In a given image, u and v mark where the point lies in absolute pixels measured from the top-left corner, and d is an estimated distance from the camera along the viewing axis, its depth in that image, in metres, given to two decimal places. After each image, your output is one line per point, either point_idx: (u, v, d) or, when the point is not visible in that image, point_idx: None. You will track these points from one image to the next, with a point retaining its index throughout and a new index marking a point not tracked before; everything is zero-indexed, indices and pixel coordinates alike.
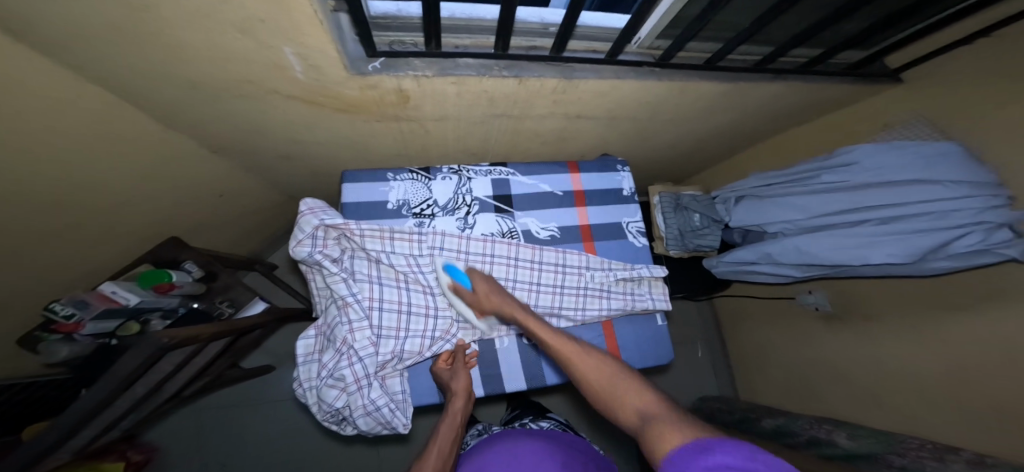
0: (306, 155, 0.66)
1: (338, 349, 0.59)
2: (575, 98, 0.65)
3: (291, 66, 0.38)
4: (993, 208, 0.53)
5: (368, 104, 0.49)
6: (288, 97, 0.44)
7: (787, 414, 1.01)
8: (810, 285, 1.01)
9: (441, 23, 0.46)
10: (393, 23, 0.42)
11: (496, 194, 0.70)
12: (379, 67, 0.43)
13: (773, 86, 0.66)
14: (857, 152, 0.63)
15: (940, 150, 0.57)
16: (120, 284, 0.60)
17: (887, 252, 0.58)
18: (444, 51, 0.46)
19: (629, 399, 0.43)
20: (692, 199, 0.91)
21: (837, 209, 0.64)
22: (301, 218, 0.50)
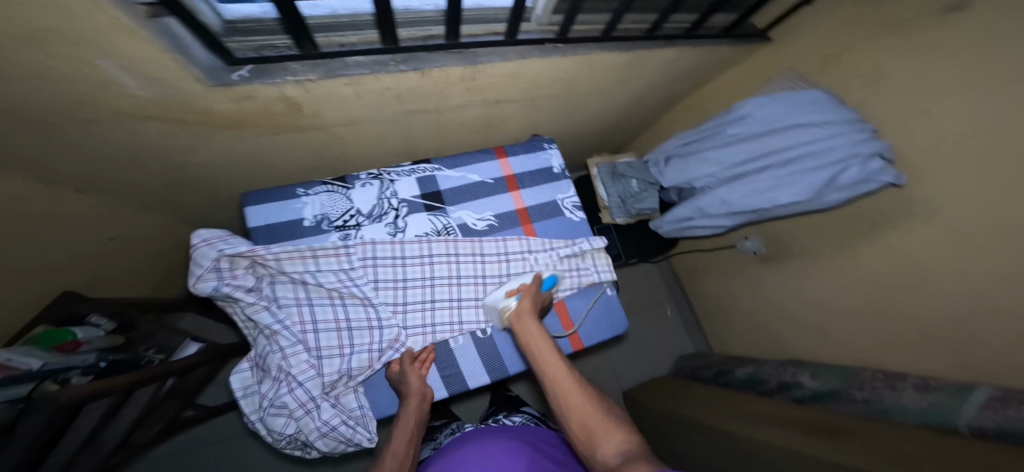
0: (204, 176, 0.62)
1: (275, 377, 0.56)
2: (487, 83, 0.63)
3: (122, 82, 0.33)
4: (865, 141, 0.59)
5: (251, 115, 0.45)
6: (141, 117, 0.39)
7: (755, 361, 1.10)
8: (745, 232, 1.08)
9: (320, 22, 0.42)
10: (255, 27, 0.38)
11: (423, 193, 0.68)
12: (247, 76, 0.39)
13: (667, 51, 0.70)
14: (749, 106, 0.70)
15: (809, 97, 0.65)
16: (16, 349, 0.53)
17: (788, 192, 0.63)
18: (323, 51, 0.42)
19: (609, 446, 0.42)
20: (627, 167, 0.96)
21: (743, 160, 0.70)
22: (195, 251, 0.50)
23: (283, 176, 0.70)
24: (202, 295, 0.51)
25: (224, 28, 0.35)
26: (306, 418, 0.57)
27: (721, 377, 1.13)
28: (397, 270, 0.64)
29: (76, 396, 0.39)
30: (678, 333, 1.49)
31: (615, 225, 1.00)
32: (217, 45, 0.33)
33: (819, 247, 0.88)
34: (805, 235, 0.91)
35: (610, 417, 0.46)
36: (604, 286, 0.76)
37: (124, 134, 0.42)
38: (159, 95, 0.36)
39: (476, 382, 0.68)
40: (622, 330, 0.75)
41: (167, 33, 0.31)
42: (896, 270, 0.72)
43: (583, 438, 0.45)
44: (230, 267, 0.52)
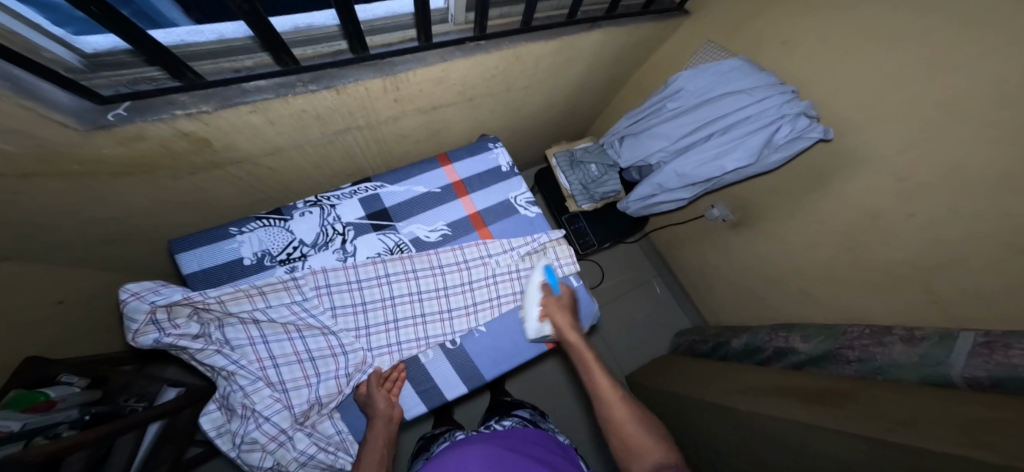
0: (140, 224, 0.62)
1: (242, 415, 0.55)
2: (416, 90, 0.62)
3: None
4: (792, 101, 0.60)
5: (154, 156, 0.45)
6: (29, 177, 0.39)
7: (748, 329, 1.08)
8: (713, 201, 1.07)
9: (207, 48, 0.41)
10: (122, 61, 0.38)
11: (369, 214, 0.67)
12: (124, 114, 0.38)
13: (593, 34, 0.69)
14: (682, 79, 0.69)
15: (734, 64, 0.65)
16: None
17: (733, 158, 0.63)
18: (212, 80, 0.42)
19: (646, 460, 0.44)
20: (585, 153, 0.94)
21: (687, 131, 0.69)
22: (126, 305, 0.49)
23: (225, 210, 0.70)
24: (145, 348, 0.50)
25: (86, 64, 0.36)
26: (282, 450, 0.56)
27: (719, 349, 1.12)
28: (353, 293, 0.63)
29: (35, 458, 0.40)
30: (671, 309, 1.48)
31: (581, 211, 1.00)
32: (72, 85, 0.32)
33: (779, 206, 0.88)
34: (767, 197, 0.90)
35: (649, 430, 0.48)
36: (569, 278, 0.75)
37: (19, 195, 0.41)
38: (28, 148, 0.35)
39: (453, 392, 0.67)
40: (595, 322, 0.75)
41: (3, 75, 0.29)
42: (860, 220, 0.71)
43: (624, 444, 0.48)
44: (168, 317, 0.51)
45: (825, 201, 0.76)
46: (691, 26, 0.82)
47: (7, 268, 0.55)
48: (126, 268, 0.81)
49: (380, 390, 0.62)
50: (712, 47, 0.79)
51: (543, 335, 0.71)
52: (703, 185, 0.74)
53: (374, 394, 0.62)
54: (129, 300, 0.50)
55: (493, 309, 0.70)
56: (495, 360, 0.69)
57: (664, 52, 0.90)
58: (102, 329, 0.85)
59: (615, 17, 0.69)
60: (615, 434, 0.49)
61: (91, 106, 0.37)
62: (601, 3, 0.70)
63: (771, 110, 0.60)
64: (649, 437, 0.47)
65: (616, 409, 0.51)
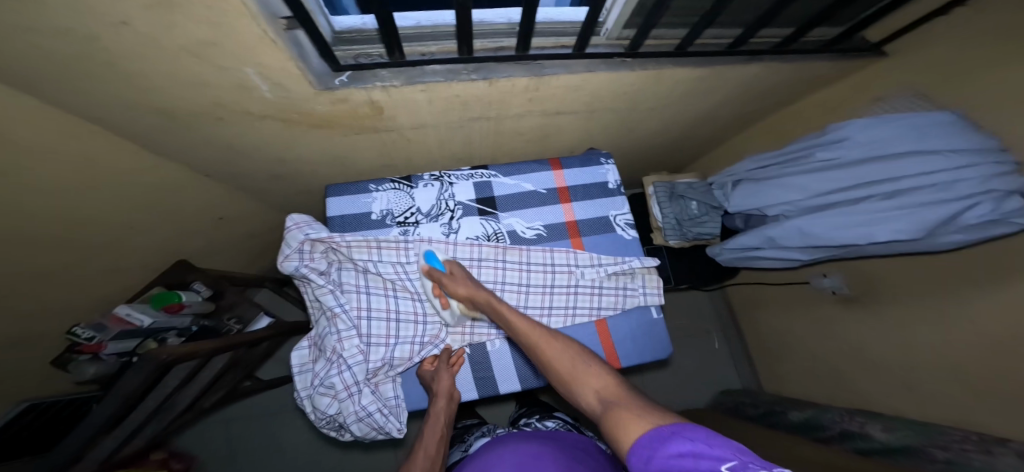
0: (298, 172, 0.76)
1: (329, 358, 0.59)
2: (550, 94, 0.64)
3: (258, 85, 0.45)
4: (1000, 176, 0.50)
5: (344, 115, 0.57)
6: (264, 117, 0.54)
7: (818, 405, 0.94)
8: (823, 268, 0.95)
9: (410, 31, 0.50)
10: (358, 38, 0.49)
11: (478, 198, 0.71)
12: (345, 81, 0.50)
13: (750, 67, 0.68)
14: (849, 127, 0.62)
15: (931, 120, 0.57)
16: (135, 307, 0.68)
17: (894, 228, 0.55)
18: (408, 60, 0.51)
19: (591, 391, 0.45)
20: (688, 187, 0.90)
21: (836, 187, 0.62)
22: (288, 232, 0.59)
23: (360, 169, 0.80)
24: (286, 273, 0.59)
25: (336, 39, 0.48)
26: (348, 401, 0.59)
27: (771, 416, 1.00)
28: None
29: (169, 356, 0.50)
30: (727, 371, 1.34)
31: (666, 246, 0.95)
32: (325, 51, 0.44)
33: (909, 288, 0.75)
34: (895, 276, 0.78)
35: (587, 365, 0.48)
36: (649, 309, 0.71)
37: (243, 124, 0.54)
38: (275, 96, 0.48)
39: (506, 387, 0.67)
40: (664, 355, 0.69)
41: (294, 42, 0.42)
42: (999, 323, 0.60)
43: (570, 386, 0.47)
44: (310, 250, 0.60)
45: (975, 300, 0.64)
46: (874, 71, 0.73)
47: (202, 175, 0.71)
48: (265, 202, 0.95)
49: (446, 371, 0.63)
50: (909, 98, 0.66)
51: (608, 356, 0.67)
52: (831, 249, 0.66)
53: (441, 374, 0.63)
54: (290, 229, 0.59)
55: (566, 317, 0.66)
56: None
57: (822, 95, 0.84)
58: (241, 251, 1.01)
59: (781, 54, 0.66)
60: (557, 375, 0.49)
61: (329, 72, 0.49)
62: (775, 37, 0.67)
63: (964, 182, 0.52)
64: (592, 368, 0.47)
65: (556, 354, 0.50)
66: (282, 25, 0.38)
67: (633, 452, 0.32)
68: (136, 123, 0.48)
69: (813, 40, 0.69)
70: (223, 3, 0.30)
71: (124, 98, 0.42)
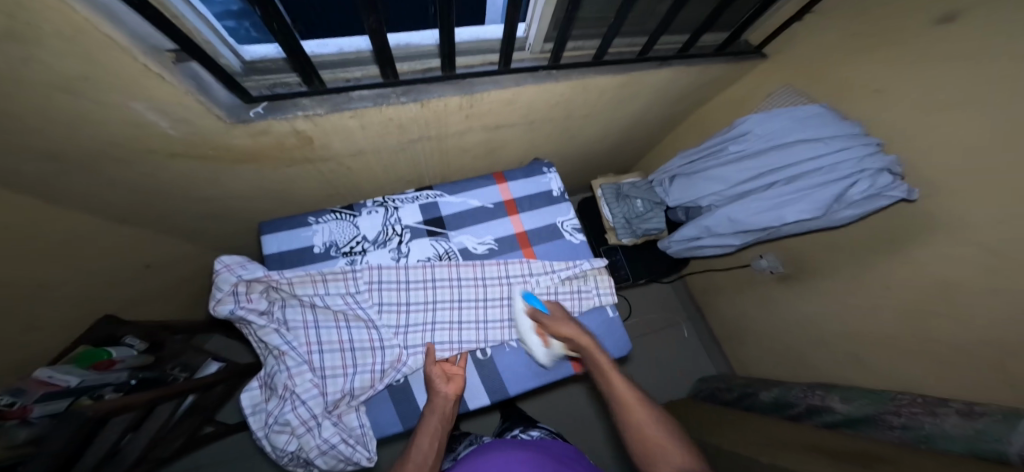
0: (233, 207, 0.73)
1: (282, 395, 0.55)
2: (485, 110, 0.66)
3: (156, 121, 0.44)
4: (871, 155, 0.57)
5: (271, 148, 0.56)
6: (180, 156, 0.52)
7: (782, 382, 0.98)
8: (761, 250, 1.02)
9: (330, 59, 0.52)
10: (270, 67, 0.50)
11: (426, 219, 0.71)
12: (261, 112, 0.49)
13: (661, 72, 0.74)
14: (750, 122, 0.69)
15: (813, 111, 0.65)
16: (56, 368, 0.57)
17: (798, 209, 0.61)
18: (330, 87, 0.52)
19: (668, 465, 0.42)
20: (631, 187, 0.96)
21: (749, 176, 0.68)
22: (216, 276, 0.55)
23: (303, 199, 0.78)
24: (219, 317, 0.54)
25: (244, 68, 0.48)
26: (308, 435, 0.55)
27: (745, 398, 1.04)
28: (401, 293, 0.64)
29: (103, 411, 0.43)
30: (699, 357, 1.39)
31: (621, 245, 0.99)
32: (231, 83, 0.44)
33: (834, 259, 0.83)
34: (819, 249, 0.85)
35: (673, 438, 0.45)
36: (605, 308, 0.73)
37: (158, 165, 0.52)
38: (185, 133, 0.47)
39: (475, 403, 0.64)
40: (626, 350, 0.72)
41: (190, 76, 0.41)
42: (926, 284, 0.65)
43: (648, 459, 0.44)
44: (246, 291, 0.56)
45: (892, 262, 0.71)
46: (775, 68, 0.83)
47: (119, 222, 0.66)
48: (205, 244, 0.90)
49: (434, 365, 0.60)
50: (791, 90, 0.78)
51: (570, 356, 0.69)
52: (756, 233, 0.72)
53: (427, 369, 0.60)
54: (220, 272, 0.55)
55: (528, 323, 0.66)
56: (523, 379, 0.67)
57: (733, 93, 0.93)
58: (179, 295, 0.95)
59: (687, 58, 0.73)
60: (636, 442, 0.46)
61: (240, 104, 0.49)
62: (673, 44, 0.74)
63: (844, 163, 0.59)
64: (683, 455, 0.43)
65: (654, 425, 0.46)
66: (168, 57, 0.38)
67: None
68: (30, 178, 0.45)
69: (709, 45, 0.77)
70: (86, 39, 0.29)
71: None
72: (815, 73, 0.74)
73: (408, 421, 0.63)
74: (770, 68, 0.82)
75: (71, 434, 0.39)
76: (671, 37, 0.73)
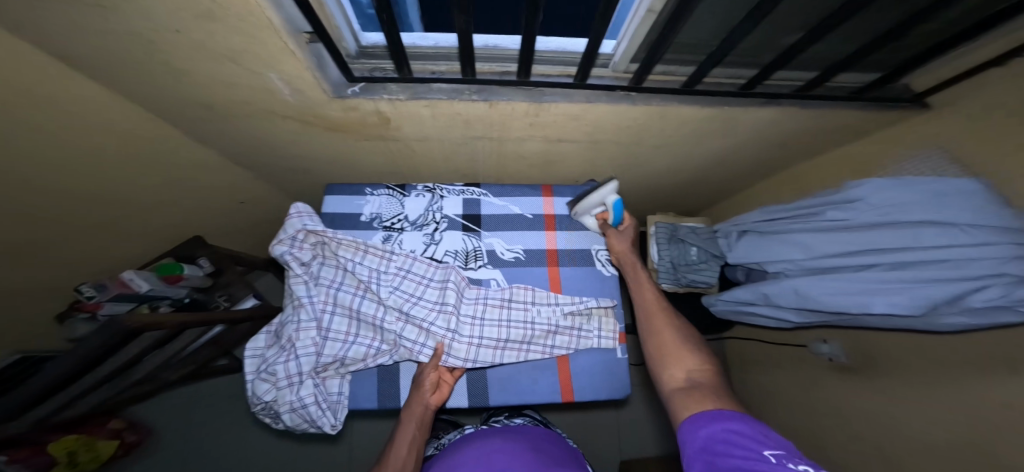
0: (310, 167, 0.83)
1: (282, 345, 0.59)
2: (550, 121, 0.66)
3: (281, 90, 0.52)
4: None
5: (354, 124, 0.62)
6: (284, 118, 0.60)
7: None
8: (824, 333, 0.84)
9: (424, 51, 0.55)
10: (377, 52, 0.54)
11: (465, 214, 0.72)
12: (357, 92, 0.55)
13: (766, 110, 0.67)
14: (864, 187, 0.58)
15: (958, 187, 0.50)
16: (139, 273, 0.73)
17: (889, 300, 0.50)
18: (415, 76, 0.55)
19: (678, 371, 0.49)
20: (690, 232, 0.87)
21: (840, 250, 0.59)
22: (288, 219, 0.60)
23: (368, 173, 0.85)
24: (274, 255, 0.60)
25: (358, 51, 0.54)
26: (287, 390, 0.57)
27: None
28: (420, 281, 0.62)
29: (138, 323, 0.49)
30: None
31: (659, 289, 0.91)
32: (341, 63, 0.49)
33: (899, 361, 0.66)
34: (886, 347, 0.69)
35: (689, 344, 0.52)
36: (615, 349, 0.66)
37: (259, 118, 0.61)
38: (298, 100, 0.55)
39: (453, 403, 0.62)
40: (621, 397, 0.64)
41: (315, 54, 0.48)
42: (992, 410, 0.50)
43: (664, 357, 0.51)
44: (303, 240, 0.61)
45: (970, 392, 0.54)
46: (905, 129, 0.70)
47: (222, 157, 0.78)
48: (283, 191, 1.01)
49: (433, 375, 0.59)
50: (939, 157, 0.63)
51: (561, 381, 0.63)
52: (827, 315, 0.61)
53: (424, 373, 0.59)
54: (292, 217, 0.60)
55: (519, 353, 0.62)
56: (507, 392, 0.63)
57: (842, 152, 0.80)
58: (250, 231, 1.09)
59: (805, 98, 0.65)
60: (652, 340, 0.54)
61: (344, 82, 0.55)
62: (790, 81, 0.66)
63: (980, 261, 0.46)
64: (687, 349, 0.51)
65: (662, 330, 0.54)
66: (305, 38, 0.44)
67: (682, 424, 0.41)
68: (163, 103, 0.56)
69: (841, 87, 0.67)
70: (252, 17, 0.36)
71: (145, 74, 0.48)
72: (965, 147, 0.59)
73: (382, 403, 0.61)
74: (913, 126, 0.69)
75: (107, 337, 0.46)
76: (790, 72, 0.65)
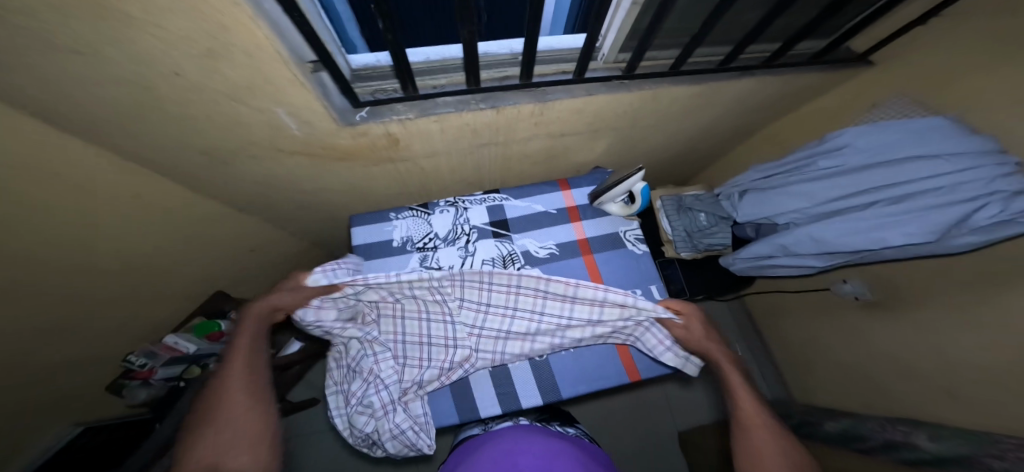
0: (323, 202, 0.84)
1: (365, 379, 0.59)
2: (554, 118, 0.69)
3: (289, 124, 0.52)
4: (1004, 178, 0.51)
5: (365, 149, 0.64)
6: (293, 153, 0.61)
7: (855, 415, 0.85)
8: (844, 274, 0.87)
9: (419, 68, 0.56)
10: (376, 74, 0.56)
11: (492, 221, 0.75)
12: (365, 116, 0.56)
13: (744, 81, 0.71)
14: (847, 136, 0.65)
15: (928, 125, 0.59)
16: (183, 336, 0.82)
17: (902, 232, 0.56)
18: (421, 93, 0.57)
19: None
20: (695, 200, 0.92)
21: (842, 195, 0.64)
22: (310, 280, 0.55)
23: (379, 198, 0.87)
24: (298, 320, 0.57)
25: (354, 75, 0.54)
26: (383, 419, 0.58)
27: (806, 428, 0.90)
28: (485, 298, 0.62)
29: None
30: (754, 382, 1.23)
31: (679, 259, 0.94)
32: (349, 91, 0.50)
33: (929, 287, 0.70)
34: (905, 273, 0.74)
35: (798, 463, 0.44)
36: None
37: (274, 160, 0.62)
38: (307, 134, 0.56)
39: (527, 402, 0.65)
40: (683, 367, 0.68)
41: (320, 83, 0.49)
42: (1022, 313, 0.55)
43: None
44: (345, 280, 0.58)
45: (999, 297, 0.58)
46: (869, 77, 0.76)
47: (235, 207, 0.79)
48: (295, 232, 1.02)
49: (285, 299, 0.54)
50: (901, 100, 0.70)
51: (624, 365, 0.67)
52: (846, 255, 0.66)
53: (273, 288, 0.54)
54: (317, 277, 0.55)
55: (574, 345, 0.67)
56: (576, 383, 0.66)
57: (822, 103, 0.85)
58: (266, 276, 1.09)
59: (774, 67, 0.70)
60: (747, 457, 0.46)
61: (348, 108, 0.56)
62: (762, 52, 0.71)
63: (970, 183, 0.52)
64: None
65: (756, 437, 0.46)
66: (308, 67, 0.45)
67: None
68: (172, 160, 0.56)
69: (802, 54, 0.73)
70: (261, 53, 0.37)
71: (153, 133, 0.48)
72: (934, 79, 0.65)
73: (463, 415, 0.64)
74: (864, 79, 0.76)
75: None
76: (762, 44, 0.71)
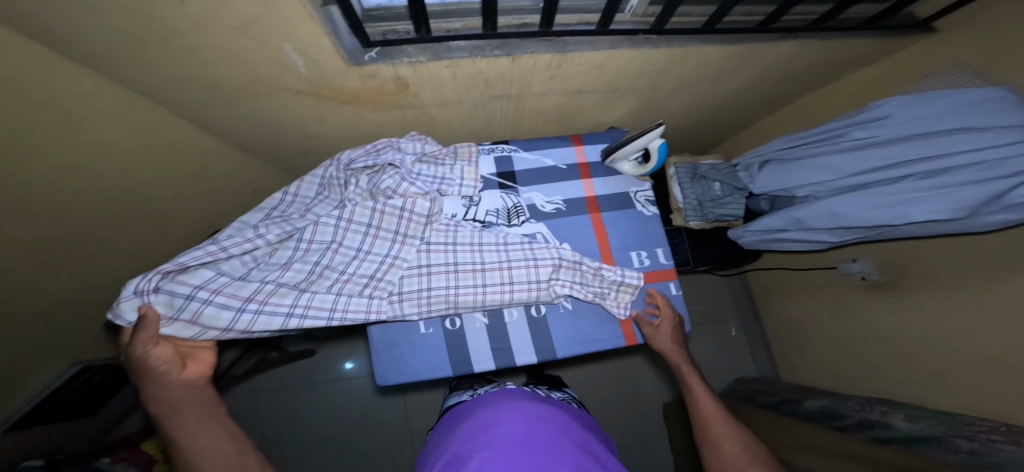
0: (328, 149, 0.82)
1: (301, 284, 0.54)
2: (572, 72, 0.64)
3: (295, 60, 0.49)
4: None
5: (371, 93, 0.61)
6: (296, 93, 0.58)
7: (837, 395, 0.87)
8: (854, 253, 0.86)
9: (432, 10, 0.52)
10: (387, 15, 0.51)
11: (499, 172, 0.73)
12: (374, 57, 0.53)
13: (783, 45, 0.65)
14: (890, 105, 0.60)
15: (981, 95, 0.54)
16: None
17: (929, 208, 0.54)
18: (435, 36, 0.53)
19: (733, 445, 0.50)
20: (711, 169, 0.88)
21: (871, 167, 0.61)
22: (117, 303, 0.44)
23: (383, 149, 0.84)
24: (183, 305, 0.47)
25: (367, 15, 0.50)
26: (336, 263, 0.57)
27: (787, 403, 0.93)
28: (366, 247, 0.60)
29: None
30: (744, 361, 1.23)
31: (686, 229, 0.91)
32: (357, 28, 0.46)
33: (946, 273, 0.68)
34: (920, 256, 0.72)
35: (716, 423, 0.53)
36: (667, 283, 0.70)
37: (280, 104, 0.61)
38: (315, 72, 0.53)
39: (522, 358, 0.65)
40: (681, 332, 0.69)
41: (329, 18, 0.45)
42: None
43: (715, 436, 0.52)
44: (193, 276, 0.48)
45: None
46: (921, 46, 0.70)
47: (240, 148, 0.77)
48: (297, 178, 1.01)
49: None
50: (957, 67, 0.64)
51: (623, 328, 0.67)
52: (862, 231, 0.66)
53: (150, 352, 0.43)
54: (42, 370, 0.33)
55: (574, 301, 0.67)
56: (573, 340, 0.66)
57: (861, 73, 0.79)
58: None
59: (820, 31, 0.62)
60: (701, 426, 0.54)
61: (359, 48, 0.52)
62: (808, 15, 0.64)
63: (1014, 159, 0.49)
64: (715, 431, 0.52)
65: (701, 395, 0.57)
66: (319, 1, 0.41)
67: None
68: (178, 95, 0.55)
69: (855, 18, 0.66)
70: None
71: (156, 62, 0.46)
72: (996, 51, 0.59)
73: (458, 369, 0.63)
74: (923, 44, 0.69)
75: None
76: (810, 5, 0.64)
